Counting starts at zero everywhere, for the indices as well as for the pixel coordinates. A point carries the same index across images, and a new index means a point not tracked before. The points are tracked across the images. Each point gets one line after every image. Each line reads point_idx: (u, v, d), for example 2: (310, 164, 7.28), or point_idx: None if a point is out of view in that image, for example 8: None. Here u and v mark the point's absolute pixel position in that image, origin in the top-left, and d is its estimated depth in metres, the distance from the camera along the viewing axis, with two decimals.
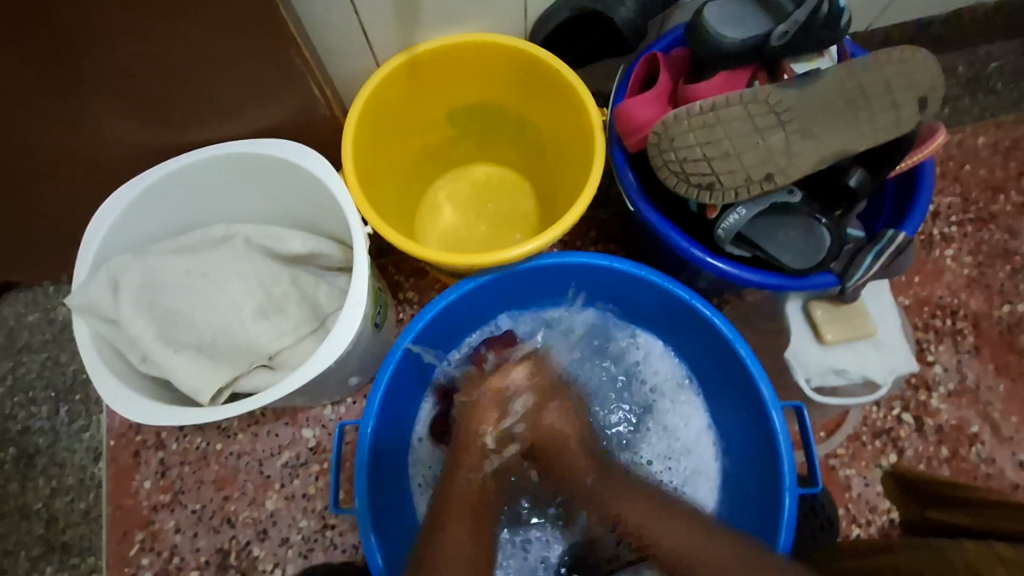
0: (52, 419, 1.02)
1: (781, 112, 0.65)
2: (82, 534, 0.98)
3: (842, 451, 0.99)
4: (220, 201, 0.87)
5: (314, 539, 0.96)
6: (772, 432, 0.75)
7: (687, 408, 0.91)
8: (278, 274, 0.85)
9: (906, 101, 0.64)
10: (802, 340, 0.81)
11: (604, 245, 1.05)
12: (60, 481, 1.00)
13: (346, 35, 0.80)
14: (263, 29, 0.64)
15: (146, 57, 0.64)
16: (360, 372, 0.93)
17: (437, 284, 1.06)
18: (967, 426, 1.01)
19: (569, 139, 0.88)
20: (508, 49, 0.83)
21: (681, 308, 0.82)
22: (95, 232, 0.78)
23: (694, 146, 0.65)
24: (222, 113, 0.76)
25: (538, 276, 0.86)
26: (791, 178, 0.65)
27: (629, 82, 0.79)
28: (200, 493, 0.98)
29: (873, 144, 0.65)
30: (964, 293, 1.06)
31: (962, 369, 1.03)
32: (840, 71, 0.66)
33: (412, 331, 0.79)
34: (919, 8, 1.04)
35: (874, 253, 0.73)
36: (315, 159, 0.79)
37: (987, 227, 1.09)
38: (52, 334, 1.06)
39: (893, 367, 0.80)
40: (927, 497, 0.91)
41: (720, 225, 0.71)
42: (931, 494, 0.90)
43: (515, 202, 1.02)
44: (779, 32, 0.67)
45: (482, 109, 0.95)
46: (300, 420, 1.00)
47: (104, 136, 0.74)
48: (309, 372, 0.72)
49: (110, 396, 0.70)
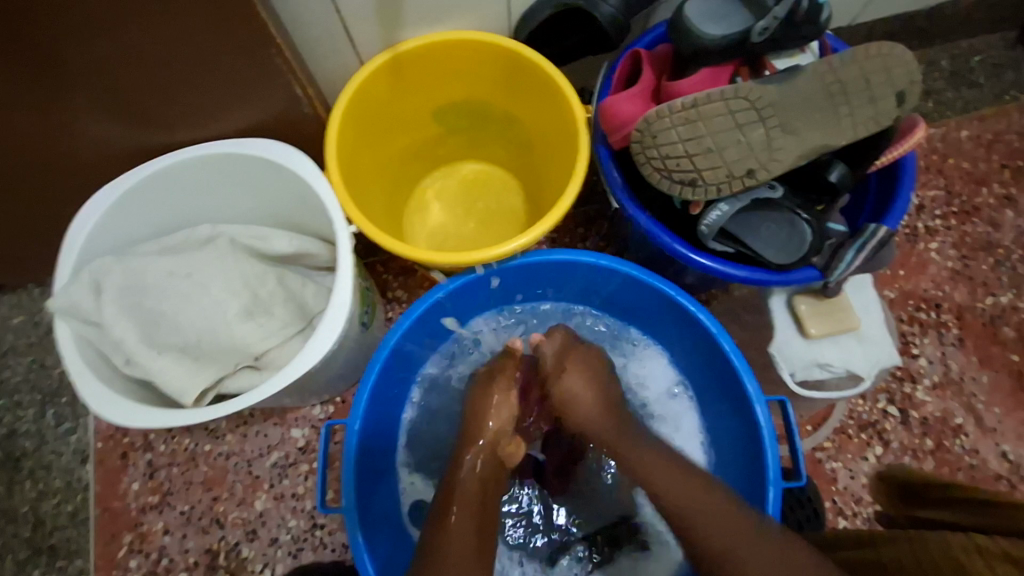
0: (38, 422, 1.02)
1: (762, 108, 0.65)
2: (70, 537, 0.97)
3: (828, 444, 1.00)
4: (205, 201, 0.87)
5: (304, 538, 0.96)
6: (757, 425, 0.75)
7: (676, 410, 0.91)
8: (263, 274, 0.84)
9: (885, 96, 0.65)
10: (786, 334, 0.81)
11: (592, 241, 1.06)
12: (47, 484, 0.99)
13: (329, 33, 0.79)
14: (243, 28, 0.64)
15: (126, 57, 0.63)
16: (348, 371, 0.93)
17: (425, 282, 1.06)
18: (951, 418, 1.02)
19: (555, 136, 0.88)
20: (491, 46, 0.83)
21: (667, 304, 0.83)
22: (77, 233, 0.77)
23: (677, 142, 0.65)
24: (204, 112, 0.75)
25: (526, 274, 0.86)
26: (773, 173, 0.66)
27: (613, 78, 0.79)
28: (189, 494, 0.98)
29: (853, 139, 0.65)
30: (948, 285, 1.07)
31: (946, 361, 1.05)
32: (821, 65, 0.66)
33: (400, 327, 0.79)
34: (902, 3, 1.05)
35: (855, 247, 0.73)
36: (299, 158, 0.78)
37: (971, 220, 1.10)
38: (37, 337, 1.05)
39: (876, 360, 0.80)
40: (909, 495, 0.75)
41: (703, 220, 0.71)
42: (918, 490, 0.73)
43: (503, 199, 1.02)
44: (760, 29, 0.67)
45: (468, 107, 0.95)
46: (289, 420, 1.00)
47: (85, 138, 0.73)
48: (294, 371, 0.71)
49: (92, 398, 0.69)
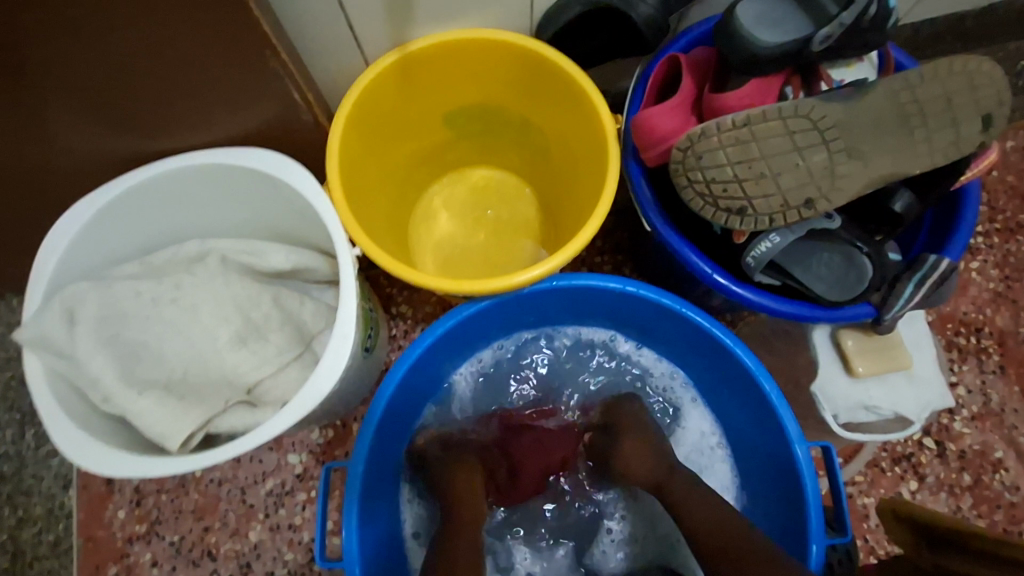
0: (17, 443, 0.95)
1: (825, 129, 0.57)
2: (51, 568, 0.91)
3: (860, 478, 0.94)
4: (194, 212, 0.79)
5: (302, 573, 0.90)
6: (798, 472, 0.69)
7: (711, 464, 0.84)
8: (258, 296, 0.77)
9: (968, 119, 0.56)
10: (830, 372, 0.74)
11: (611, 256, 0.98)
12: (27, 510, 0.93)
13: (331, 32, 0.71)
14: (235, 30, 0.56)
15: (101, 63, 0.55)
16: (349, 396, 0.86)
17: (431, 298, 0.98)
18: (990, 452, 0.96)
19: (578, 144, 0.80)
20: (511, 47, 0.75)
21: (701, 337, 0.76)
22: (48, 256, 0.69)
23: (724, 166, 0.57)
24: (191, 119, 0.67)
25: (547, 298, 0.79)
26: (834, 204, 0.58)
27: (647, 86, 0.70)
28: (178, 523, 0.92)
29: (927, 168, 0.58)
30: (989, 309, 1.01)
31: (986, 390, 0.98)
32: (891, 81, 0.58)
33: (410, 357, 0.73)
34: (952, 3, 0.96)
35: (914, 281, 0.66)
36: (297, 171, 0.71)
37: (1015, 239, 1.03)
38: (16, 351, 0.98)
39: (927, 402, 0.73)
40: (932, 537, 0.66)
41: (750, 252, 0.64)
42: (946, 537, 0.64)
43: (516, 209, 0.94)
44: (822, 37, 0.60)
45: (481, 112, 0.87)
46: (285, 446, 0.94)
47: (62, 148, 0.66)
48: (294, 412, 0.65)
49: (66, 446, 0.62)
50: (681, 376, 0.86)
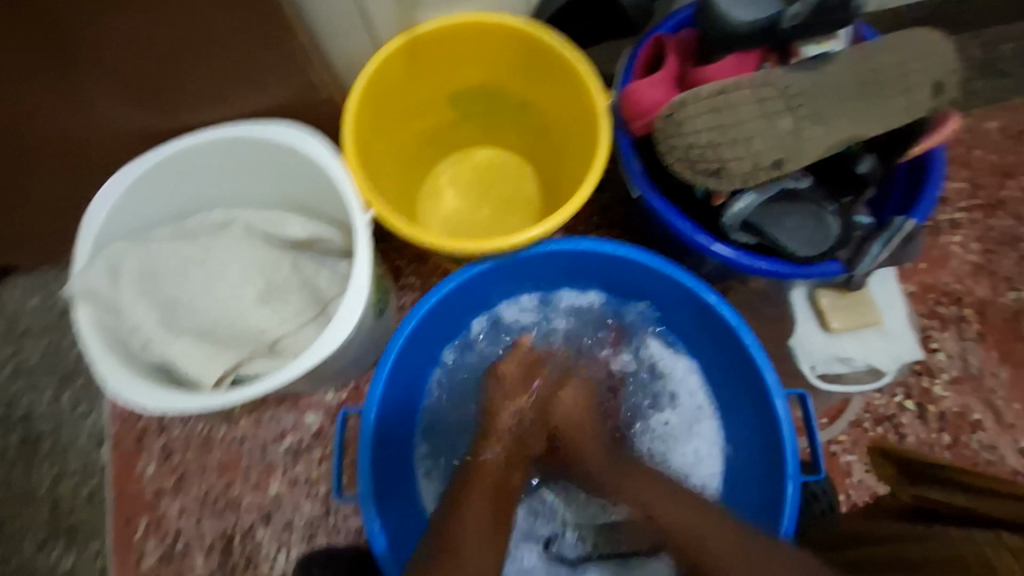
0: (54, 404, 1.02)
1: (792, 96, 0.63)
2: (87, 518, 0.99)
3: (844, 438, 0.99)
4: (220, 184, 0.86)
5: (317, 523, 0.97)
6: (776, 418, 0.75)
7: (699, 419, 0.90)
8: (278, 260, 0.83)
9: (919, 85, 0.63)
10: (807, 327, 0.88)
11: (607, 229, 1.03)
12: (64, 465, 1.01)
13: (344, 15, 0.78)
14: (260, 11, 0.62)
15: (143, 42, 0.62)
16: (361, 357, 0.93)
17: (438, 270, 1.05)
18: (969, 413, 1.01)
19: (573, 120, 0.86)
20: (511, 30, 0.81)
21: (689, 298, 0.82)
22: (92, 219, 0.76)
23: (701, 132, 0.63)
24: (220, 94, 0.74)
25: (544, 261, 0.85)
26: (800, 164, 0.64)
27: (635, 64, 0.77)
28: (203, 478, 0.99)
29: (884, 129, 0.64)
30: (970, 280, 1.05)
31: (966, 356, 1.03)
32: (853, 52, 0.64)
33: (417, 314, 0.79)
34: None
35: (881, 241, 0.72)
36: (315, 143, 0.77)
37: (996, 214, 1.07)
38: (52, 319, 1.05)
39: (898, 355, 0.85)
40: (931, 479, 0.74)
41: (727, 212, 0.70)
42: (939, 478, 0.74)
43: (517, 185, 1.01)
44: (791, 14, 0.65)
45: (484, 93, 0.94)
46: (302, 406, 1.00)
47: (106, 119, 0.73)
48: (311, 359, 0.71)
49: (111, 384, 0.70)
50: (672, 340, 0.92)
